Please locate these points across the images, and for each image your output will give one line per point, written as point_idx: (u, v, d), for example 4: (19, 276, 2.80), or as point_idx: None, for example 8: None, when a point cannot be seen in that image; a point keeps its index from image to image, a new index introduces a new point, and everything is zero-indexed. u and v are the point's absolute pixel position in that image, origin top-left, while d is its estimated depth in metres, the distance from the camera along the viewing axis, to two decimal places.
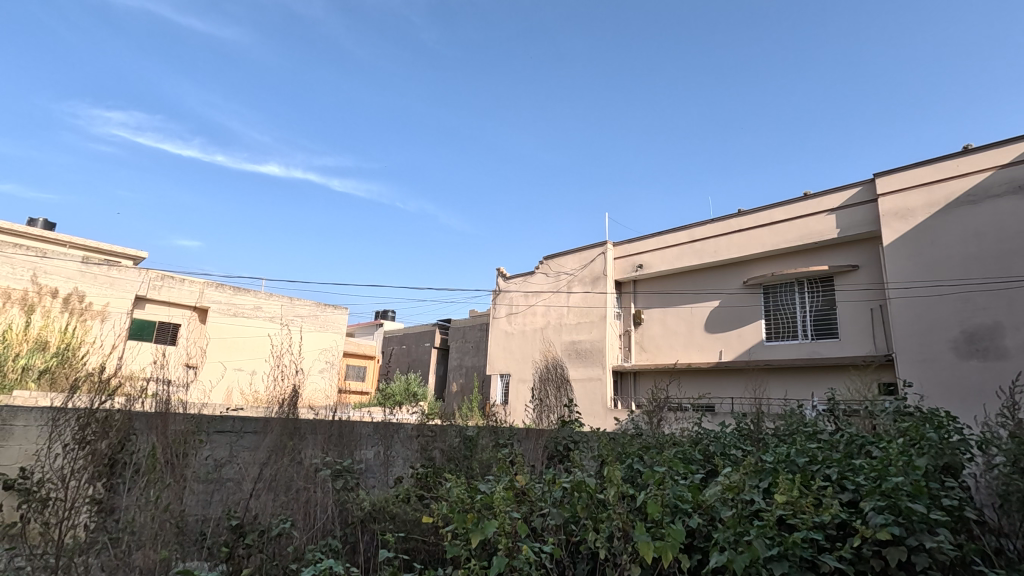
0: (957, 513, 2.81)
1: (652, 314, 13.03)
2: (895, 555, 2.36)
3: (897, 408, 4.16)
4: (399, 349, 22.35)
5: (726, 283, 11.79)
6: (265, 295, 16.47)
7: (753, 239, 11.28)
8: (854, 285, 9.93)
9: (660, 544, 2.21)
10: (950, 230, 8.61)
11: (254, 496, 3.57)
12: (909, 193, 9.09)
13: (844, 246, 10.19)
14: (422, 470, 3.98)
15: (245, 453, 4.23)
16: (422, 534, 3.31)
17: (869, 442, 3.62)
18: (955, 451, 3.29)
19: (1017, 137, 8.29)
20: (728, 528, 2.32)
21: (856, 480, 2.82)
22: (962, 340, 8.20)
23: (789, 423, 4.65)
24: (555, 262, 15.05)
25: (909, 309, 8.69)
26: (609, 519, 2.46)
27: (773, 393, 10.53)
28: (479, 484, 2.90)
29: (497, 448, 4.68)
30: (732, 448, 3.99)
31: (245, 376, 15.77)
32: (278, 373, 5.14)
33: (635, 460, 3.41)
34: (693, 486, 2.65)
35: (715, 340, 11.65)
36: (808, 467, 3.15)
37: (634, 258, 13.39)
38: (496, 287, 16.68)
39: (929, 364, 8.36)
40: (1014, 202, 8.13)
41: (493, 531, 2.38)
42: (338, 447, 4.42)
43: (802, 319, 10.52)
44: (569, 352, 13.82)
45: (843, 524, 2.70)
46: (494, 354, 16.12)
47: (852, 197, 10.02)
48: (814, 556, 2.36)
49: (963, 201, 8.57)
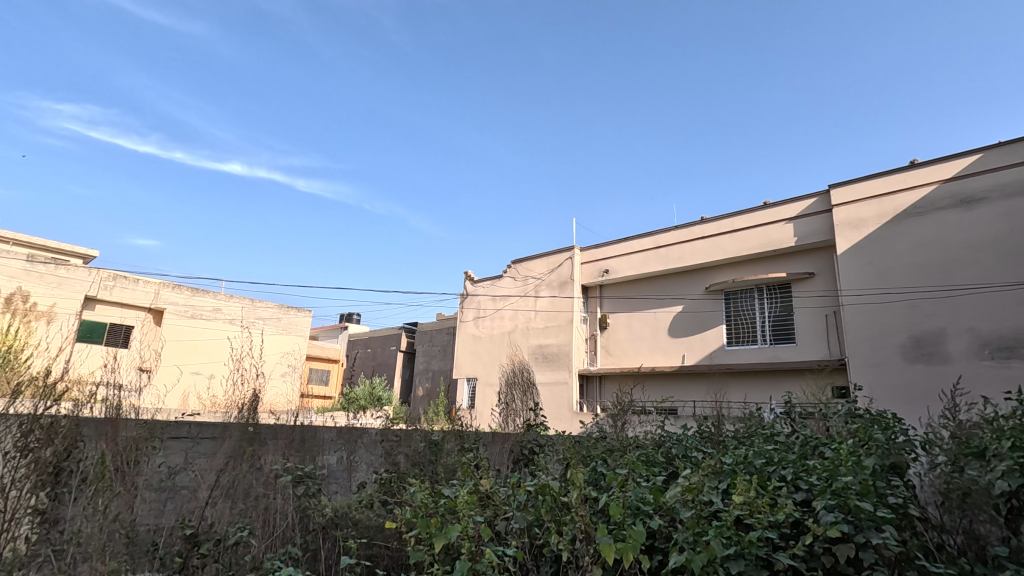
0: (902, 510, 2.92)
1: (618, 318, 13.22)
2: (843, 552, 2.45)
3: (848, 411, 4.36)
4: (364, 353, 22.02)
5: (689, 289, 12.05)
6: (224, 297, 16.02)
7: (715, 246, 11.60)
8: (811, 292, 10.30)
9: (621, 546, 2.25)
10: (899, 240, 9.03)
11: (210, 504, 3.51)
12: (862, 204, 9.50)
13: (801, 255, 10.57)
14: (386, 475, 3.94)
15: (201, 460, 4.08)
16: (385, 539, 3.27)
17: (822, 443, 3.74)
18: (901, 451, 3.44)
19: (959, 153, 8.77)
20: (687, 529, 2.37)
21: (809, 480, 2.93)
22: (910, 345, 8.58)
23: (747, 425, 4.79)
24: (523, 266, 15.15)
25: (862, 315, 9.07)
26: (572, 521, 2.50)
27: (733, 396, 10.81)
28: (443, 488, 2.88)
29: (462, 452, 4.64)
30: (693, 451, 4.06)
31: (202, 380, 15.24)
32: (237, 377, 5.00)
33: (599, 463, 3.44)
34: (654, 489, 2.68)
35: (679, 344, 11.86)
36: (765, 469, 3.24)
37: (602, 263, 13.58)
38: (464, 291, 16.64)
39: (880, 367, 8.72)
40: (958, 214, 8.58)
41: (456, 536, 2.39)
42: (300, 453, 4.33)
43: (761, 324, 10.86)
44: (536, 356, 13.87)
45: (796, 523, 2.79)
46: (461, 357, 16.04)
47: (809, 207, 10.43)
48: (768, 554, 2.41)
49: (911, 213, 9.00)
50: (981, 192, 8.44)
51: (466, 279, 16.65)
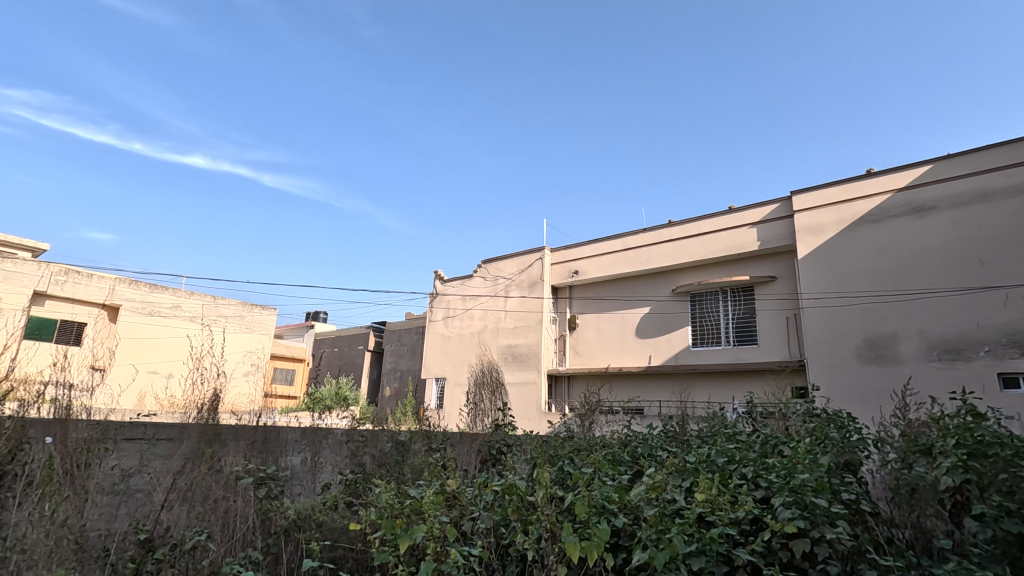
0: (854, 506, 3.03)
1: (586, 319, 13.35)
2: (799, 547, 2.53)
3: (806, 410, 4.51)
4: (331, 352, 21.66)
5: (656, 291, 12.26)
6: (184, 294, 15.57)
7: (682, 248, 11.84)
8: (773, 295, 10.60)
9: (586, 544, 2.27)
10: (856, 246, 9.37)
11: (166, 507, 3.41)
12: (821, 211, 9.84)
13: (763, 259, 10.86)
14: (351, 476, 3.88)
15: (157, 462, 3.87)
16: (350, 541, 3.22)
17: (781, 442, 3.86)
18: (854, 449, 3.57)
19: (912, 163, 9.16)
20: (651, 526, 2.40)
21: (768, 478, 3.02)
22: (865, 347, 8.92)
23: (711, 425, 4.90)
24: (493, 266, 15.15)
25: (820, 318, 9.38)
26: (538, 520, 2.52)
27: (697, 396, 11.03)
28: (409, 489, 2.86)
29: (430, 452, 4.61)
30: (658, 450, 4.14)
31: (160, 379, 14.71)
32: (196, 377, 4.86)
33: (566, 462, 3.46)
34: (619, 487, 2.72)
35: (646, 345, 12.05)
36: (727, 467, 3.32)
37: (571, 264, 13.70)
38: (433, 290, 16.54)
39: (837, 369, 9.03)
40: (910, 221, 8.96)
41: (421, 536, 2.37)
42: (262, 454, 4.25)
43: (725, 326, 11.13)
44: (505, 356, 13.89)
45: (756, 520, 2.86)
46: (429, 357, 15.94)
47: (772, 212, 10.74)
48: (729, 550, 2.47)
49: (867, 220, 9.36)
50: (932, 201, 8.83)
51: (436, 278, 16.56)
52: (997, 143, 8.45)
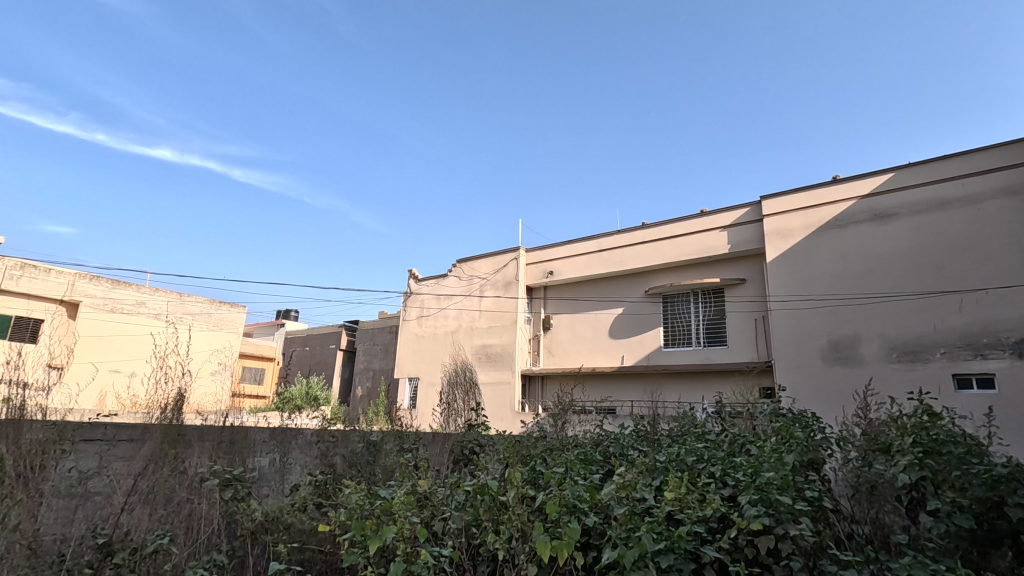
0: (817, 503, 3.12)
1: (561, 319, 13.42)
2: (764, 543, 2.59)
3: (773, 409, 4.62)
4: (302, 351, 21.30)
5: (630, 292, 12.40)
6: (149, 291, 15.13)
7: (655, 250, 11.99)
8: (742, 297, 10.83)
9: (557, 543, 2.28)
10: (822, 250, 9.64)
11: (126, 510, 3.28)
12: (789, 215, 10.10)
13: (734, 262, 11.09)
14: (321, 477, 3.82)
15: (117, 464, 3.77)
16: (318, 544, 3.16)
17: (748, 441, 3.95)
18: (817, 447, 3.67)
19: (875, 171, 9.46)
20: (621, 525, 2.43)
21: (735, 477, 3.08)
22: (829, 348, 9.17)
23: (681, 424, 4.98)
24: (468, 266, 15.11)
25: (787, 320, 9.62)
26: (509, 520, 2.53)
27: (668, 396, 11.19)
28: (379, 489, 2.83)
29: (402, 452, 4.57)
30: (630, 449, 4.19)
31: (121, 378, 14.25)
32: (160, 376, 4.73)
33: (539, 462, 3.48)
34: (590, 487, 2.74)
35: (619, 345, 12.17)
36: (696, 466, 3.37)
37: (546, 265, 13.75)
38: (407, 289, 16.40)
39: (802, 369, 9.28)
40: (873, 227, 9.26)
41: (391, 537, 2.35)
42: (228, 456, 4.15)
43: (696, 327, 11.32)
44: (479, 356, 13.87)
45: (723, 517, 2.92)
46: (403, 356, 15.81)
47: (742, 216, 10.97)
48: (697, 547, 2.51)
49: (833, 225, 9.64)
50: (894, 208, 9.14)
51: (410, 278, 16.43)
52: (955, 153, 8.79)
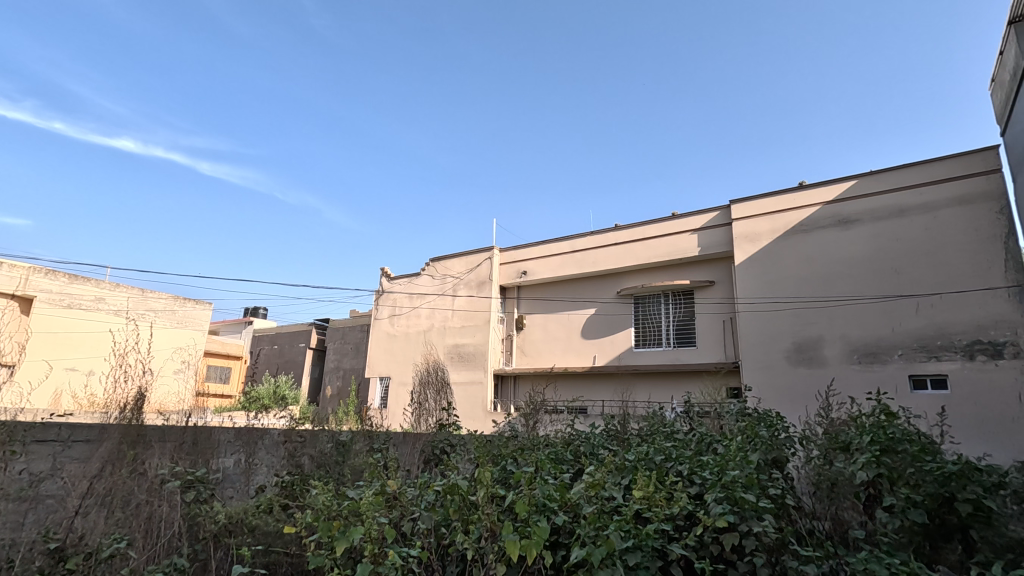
0: (781, 501, 3.20)
1: (534, 319, 13.46)
2: (729, 540, 2.64)
3: (739, 409, 4.72)
4: (270, 350, 20.88)
5: (602, 293, 12.51)
6: (108, 286, 14.63)
7: (627, 252, 12.13)
8: (711, 298, 11.05)
9: (526, 542, 2.28)
10: (788, 254, 9.90)
11: (81, 513, 3.18)
12: (757, 220, 10.34)
13: (704, 264, 11.29)
14: (288, 478, 3.75)
15: (72, 465, 3.65)
16: (284, 546, 3.09)
17: (714, 440, 4.03)
18: (782, 446, 3.76)
19: (839, 178, 9.75)
20: (589, 524, 2.45)
21: (702, 475, 3.14)
22: (794, 350, 9.43)
23: (651, 423, 5.05)
24: (441, 265, 15.03)
25: (754, 322, 9.85)
26: (479, 519, 2.53)
27: (639, 396, 11.34)
28: (347, 490, 2.78)
29: (372, 453, 4.52)
30: (600, 448, 4.24)
31: (78, 377, 13.72)
32: (119, 375, 4.58)
33: (510, 461, 3.48)
34: (560, 486, 2.75)
35: (591, 346, 12.27)
36: (664, 465, 3.43)
37: (520, 265, 13.78)
38: (380, 288, 16.22)
39: (768, 370, 9.51)
40: (837, 233, 9.55)
41: (359, 538, 2.32)
42: (191, 457, 4.04)
43: (667, 328, 11.50)
44: (451, 356, 13.81)
45: (690, 515, 2.97)
46: (374, 355, 15.63)
47: (712, 219, 11.18)
48: (664, 545, 2.55)
49: (798, 230, 9.90)
50: (856, 214, 9.44)
51: (383, 276, 16.25)
52: (914, 162, 9.12)
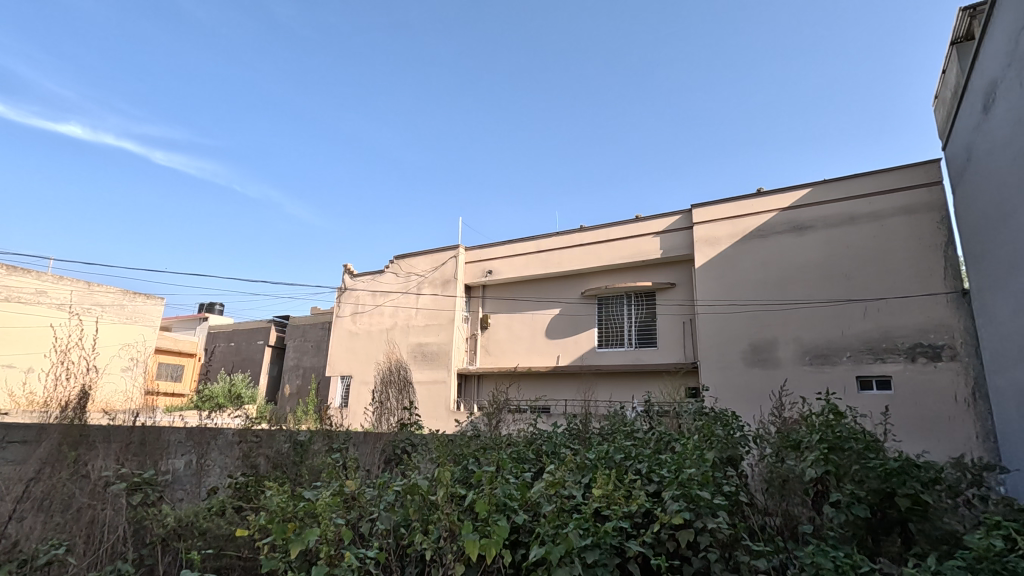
0: (734, 497, 3.30)
1: (498, 318, 13.47)
2: (684, 537, 2.71)
3: (697, 408, 4.84)
4: (226, 347, 20.25)
5: (566, 293, 12.62)
6: (51, 279, 13.89)
7: (591, 253, 12.27)
8: (672, 300, 11.30)
9: (485, 541, 2.28)
10: (746, 258, 10.20)
11: (16, 519, 3.03)
12: (717, 224, 10.62)
13: (665, 266, 11.53)
14: (242, 478, 3.64)
15: (7, 469, 3.48)
16: (238, 549, 2.99)
17: (673, 439, 4.12)
18: (736, 445, 3.87)
19: (794, 186, 10.11)
20: (549, 522, 2.47)
21: (660, 474, 3.20)
22: (750, 351, 9.72)
23: (612, 422, 5.12)
24: (405, 263, 14.86)
25: (713, 324, 10.12)
26: (439, 519, 2.51)
27: (601, 395, 11.49)
28: (303, 491, 2.72)
29: (331, 452, 4.42)
30: (562, 446, 4.27)
31: (16, 374, 12.99)
32: (60, 372, 4.35)
33: (471, 461, 3.47)
34: (521, 485, 2.76)
35: (554, 346, 12.36)
36: (623, 463, 3.48)
37: (485, 264, 13.75)
38: (342, 285, 15.92)
39: (725, 371, 9.78)
40: (791, 238, 9.90)
41: (314, 540, 2.27)
42: (138, 458, 3.89)
43: (629, 328, 11.69)
44: (415, 355, 13.68)
45: (647, 513, 3.03)
46: (335, 354, 15.34)
47: (674, 223, 11.42)
48: (622, 543, 2.58)
49: (755, 235, 10.23)
50: (810, 221, 9.81)
51: (345, 273, 15.97)
52: (864, 173, 9.53)
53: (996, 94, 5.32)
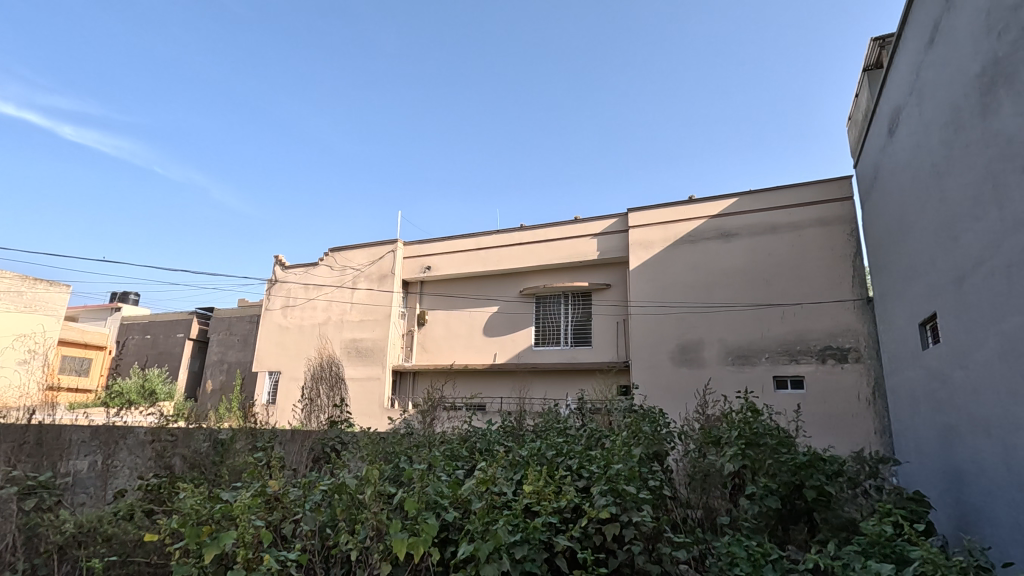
0: (658, 491, 3.42)
1: (436, 315, 13.34)
2: (610, 530, 2.79)
3: (627, 406, 4.99)
4: (141, 340, 18.93)
5: (505, 291, 12.67)
6: None
7: (530, 252, 12.38)
8: (607, 301, 11.61)
9: (414, 539, 2.25)
10: (677, 262, 10.62)
11: None
12: (651, 229, 11.00)
13: (602, 268, 11.82)
14: (154, 480, 3.41)
15: None
16: (146, 555, 2.82)
17: (603, 435, 4.24)
18: (663, 441, 4.03)
19: (723, 195, 10.63)
20: (478, 519, 2.47)
21: (589, 469, 3.27)
22: (678, 351, 10.13)
23: (545, 420, 5.19)
24: (341, 256, 14.41)
25: (644, 324, 10.48)
26: (367, 519, 2.46)
27: (536, 393, 11.63)
28: (221, 492, 2.58)
29: (254, 451, 4.22)
30: (496, 443, 4.30)
31: None
32: None
33: (402, 459, 3.42)
34: (452, 483, 2.73)
35: (492, 343, 12.39)
36: (555, 459, 3.54)
37: (424, 259, 13.56)
38: (272, 277, 15.25)
39: (654, 370, 10.17)
40: (719, 244, 10.40)
41: (231, 542, 2.16)
42: (34, 459, 3.56)
43: (565, 327, 11.91)
44: (348, 351, 13.32)
45: (576, 508, 3.09)
46: (263, 349, 14.68)
47: (611, 226, 11.72)
48: (551, 538, 2.62)
49: (686, 240, 10.67)
50: (736, 229, 10.35)
51: (277, 264, 15.31)
52: (786, 185, 10.14)
53: (899, 119, 5.80)
